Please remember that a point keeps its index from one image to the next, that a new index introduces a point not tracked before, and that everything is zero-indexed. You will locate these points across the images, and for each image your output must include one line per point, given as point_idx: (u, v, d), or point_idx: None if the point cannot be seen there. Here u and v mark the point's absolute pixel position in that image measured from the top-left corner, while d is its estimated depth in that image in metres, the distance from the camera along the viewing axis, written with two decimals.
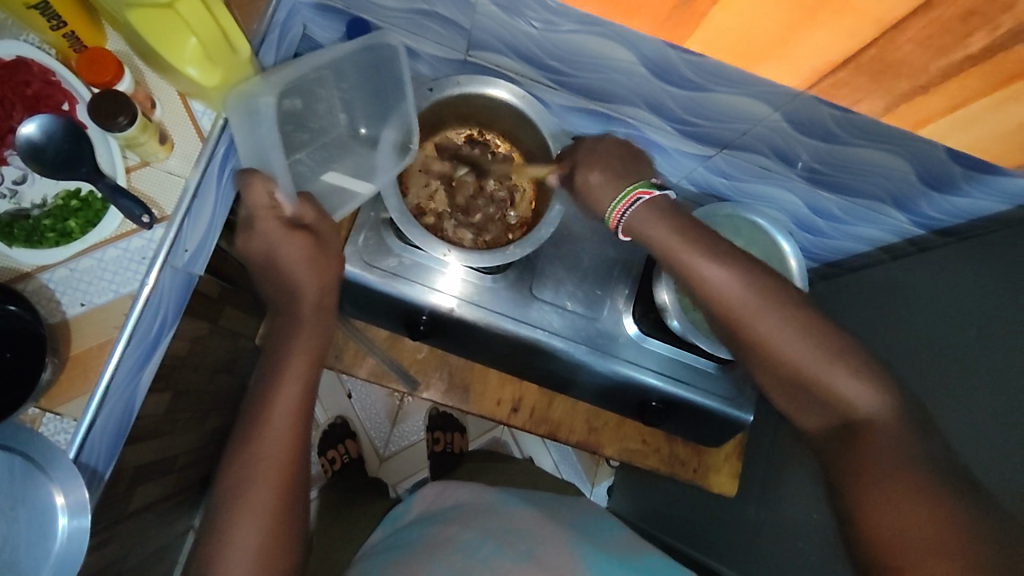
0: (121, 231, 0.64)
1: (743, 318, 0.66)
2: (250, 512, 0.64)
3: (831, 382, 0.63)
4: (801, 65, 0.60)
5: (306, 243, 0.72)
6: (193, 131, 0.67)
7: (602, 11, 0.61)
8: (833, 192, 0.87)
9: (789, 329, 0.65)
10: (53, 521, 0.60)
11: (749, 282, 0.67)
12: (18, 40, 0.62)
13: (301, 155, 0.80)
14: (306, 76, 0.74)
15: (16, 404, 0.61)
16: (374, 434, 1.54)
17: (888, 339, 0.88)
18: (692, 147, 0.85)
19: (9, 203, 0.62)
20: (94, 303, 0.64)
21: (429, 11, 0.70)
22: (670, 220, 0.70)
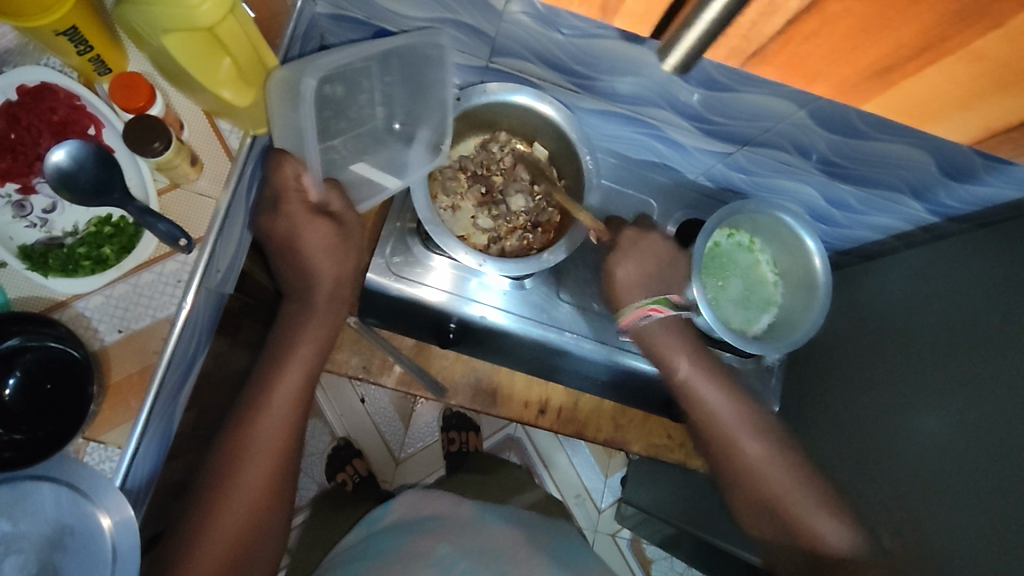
0: (156, 254, 0.64)
1: (738, 441, 0.78)
2: (241, 501, 0.70)
3: (808, 512, 0.73)
4: (969, 125, 0.65)
5: (329, 229, 0.73)
6: (221, 150, 0.67)
7: (784, 76, 0.64)
8: (850, 183, 0.87)
9: (780, 463, 0.77)
10: (104, 548, 0.60)
11: (734, 402, 0.81)
12: (41, 65, 0.60)
13: (335, 143, 0.80)
14: (353, 65, 0.75)
15: (61, 436, 0.60)
16: (388, 437, 1.54)
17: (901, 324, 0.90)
18: (714, 145, 0.85)
19: (41, 232, 0.61)
20: (131, 329, 0.63)
21: (453, 19, 0.70)
22: (682, 347, 0.82)
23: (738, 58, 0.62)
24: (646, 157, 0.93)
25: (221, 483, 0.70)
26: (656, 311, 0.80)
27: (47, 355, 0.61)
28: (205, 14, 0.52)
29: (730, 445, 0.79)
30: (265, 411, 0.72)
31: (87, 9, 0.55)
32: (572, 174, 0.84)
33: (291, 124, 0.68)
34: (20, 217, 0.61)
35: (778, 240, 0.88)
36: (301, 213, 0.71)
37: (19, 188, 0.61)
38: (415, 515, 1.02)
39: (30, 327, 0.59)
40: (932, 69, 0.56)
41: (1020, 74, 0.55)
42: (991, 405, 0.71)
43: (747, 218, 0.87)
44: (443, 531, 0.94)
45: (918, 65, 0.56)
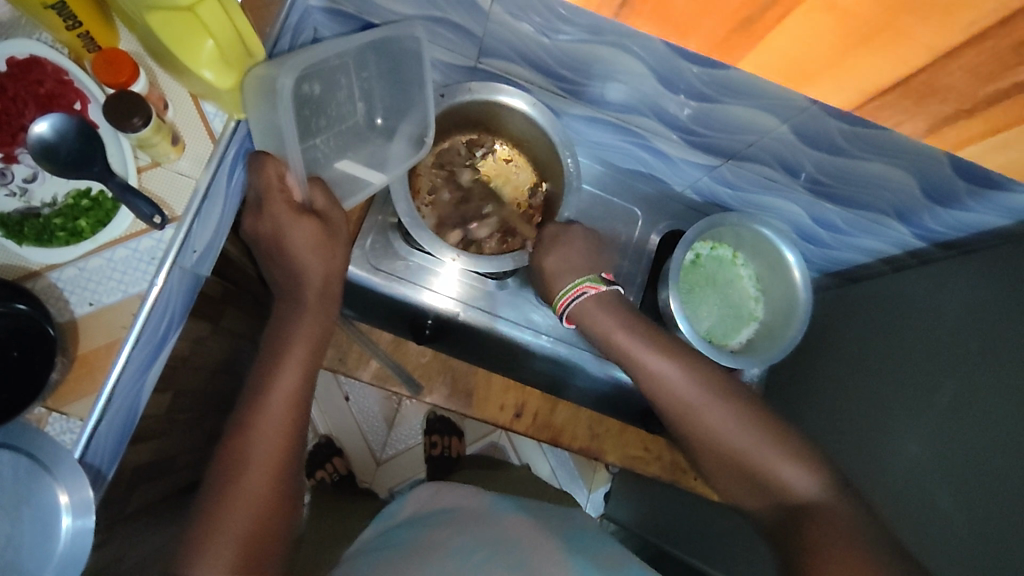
0: (132, 231, 0.64)
1: (695, 406, 0.70)
2: (244, 504, 0.63)
3: (774, 464, 0.66)
4: (852, 89, 0.61)
5: (314, 228, 0.74)
6: (205, 132, 0.67)
7: (658, 28, 0.61)
8: (835, 203, 0.87)
9: (735, 418, 0.68)
10: (57, 520, 0.60)
11: (684, 363, 0.72)
12: (32, 39, 0.62)
13: (316, 141, 0.78)
14: (327, 61, 0.74)
15: (23, 404, 0.61)
16: (370, 438, 1.53)
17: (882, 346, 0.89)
18: (700, 157, 0.85)
19: (19, 201, 0.62)
20: (102, 303, 0.63)
21: (442, 18, 0.71)
22: (620, 317, 0.75)
23: (609, 7, 0.60)
24: (635, 168, 0.93)
25: (220, 489, 0.64)
26: (591, 288, 0.75)
27: (15, 323, 0.61)
28: None
29: (685, 411, 0.70)
30: (264, 410, 0.69)
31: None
32: (553, 176, 0.85)
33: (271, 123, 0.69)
34: (0, 185, 0.62)
35: (760, 254, 0.87)
36: (280, 205, 0.72)
37: (1, 157, 0.62)
38: (427, 509, 1.01)
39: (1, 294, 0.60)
40: (789, 17, 0.52)
41: (877, 19, 0.51)
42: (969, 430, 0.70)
43: (731, 230, 0.86)
44: (457, 523, 0.92)
45: (775, 12, 0.52)
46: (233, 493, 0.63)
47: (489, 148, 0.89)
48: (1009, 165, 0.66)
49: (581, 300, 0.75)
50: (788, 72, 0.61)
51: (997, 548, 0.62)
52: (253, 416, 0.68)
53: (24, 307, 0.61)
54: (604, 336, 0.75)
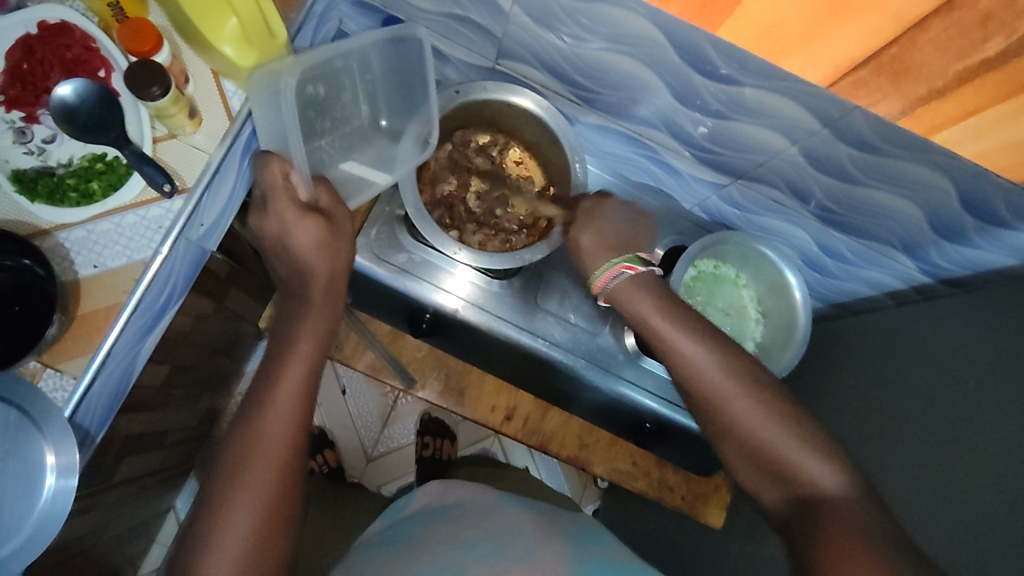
0: (142, 198, 0.65)
1: (724, 393, 0.67)
2: (250, 501, 0.63)
3: (798, 456, 0.63)
4: (825, 62, 0.57)
5: (317, 229, 0.72)
6: (222, 110, 0.69)
7: None
8: (842, 231, 0.87)
9: (763, 409, 0.66)
10: (40, 478, 0.60)
11: (717, 349, 0.69)
12: (65, 6, 0.64)
13: (322, 143, 0.81)
14: (332, 64, 0.75)
15: (18, 357, 0.62)
16: (363, 433, 1.53)
17: (882, 379, 0.88)
18: (709, 175, 0.86)
19: (36, 159, 0.64)
20: (107, 266, 0.64)
21: (463, 17, 0.73)
22: (656, 301, 0.72)
23: None
24: (644, 180, 0.94)
25: (224, 486, 0.64)
26: (627, 267, 0.75)
27: (20, 278, 0.63)
28: None
29: (713, 400, 0.68)
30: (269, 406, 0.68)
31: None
32: (561, 183, 0.85)
33: (274, 124, 0.70)
34: (20, 143, 0.64)
35: (763, 277, 0.88)
36: (284, 201, 0.71)
37: (23, 117, 0.64)
38: (437, 505, 1.02)
39: (9, 248, 0.62)
40: None
41: None
42: (966, 468, 0.69)
43: (736, 249, 0.87)
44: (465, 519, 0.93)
45: None
46: (237, 490, 0.63)
47: (502, 150, 0.89)
48: (978, 156, 0.62)
49: (615, 283, 0.74)
50: (756, 44, 0.58)
51: None
52: (257, 413, 0.68)
53: (30, 263, 0.62)
54: (639, 316, 0.73)
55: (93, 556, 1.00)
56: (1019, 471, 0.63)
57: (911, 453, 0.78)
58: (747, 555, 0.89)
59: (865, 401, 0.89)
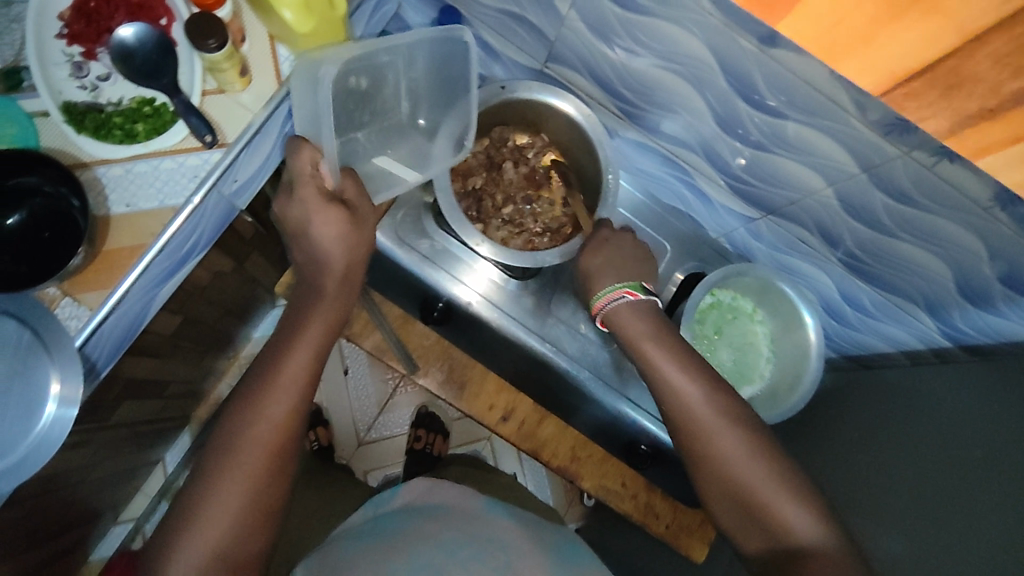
0: (182, 146, 0.67)
1: (710, 429, 0.65)
2: (236, 480, 0.63)
3: (776, 499, 0.62)
4: (877, 70, 0.50)
5: (340, 217, 0.69)
6: (273, 73, 0.70)
7: None
8: (867, 281, 0.86)
9: (749, 449, 0.64)
10: (43, 401, 0.61)
11: (702, 383, 0.68)
12: None
13: (358, 135, 0.79)
14: (378, 56, 0.73)
15: (39, 281, 0.62)
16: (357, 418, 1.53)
17: (887, 437, 0.86)
18: (740, 206, 0.85)
19: (88, 95, 0.66)
20: (138, 207, 0.65)
21: (520, 15, 0.74)
22: (655, 333, 0.71)
23: None
24: (675, 205, 0.94)
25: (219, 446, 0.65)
26: (629, 293, 0.74)
27: (54, 204, 0.64)
28: None
29: (697, 437, 0.66)
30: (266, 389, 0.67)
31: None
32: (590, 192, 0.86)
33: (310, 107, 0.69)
34: (75, 77, 0.65)
35: (778, 314, 0.86)
36: (310, 186, 0.69)
37: (82, 52, 0.65)
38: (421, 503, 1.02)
39: (48, 172, 0.62)
40: None
41: None
42: (960, 537, 0.67)
43: (757, 283, 0.85)
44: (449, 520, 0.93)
45: None
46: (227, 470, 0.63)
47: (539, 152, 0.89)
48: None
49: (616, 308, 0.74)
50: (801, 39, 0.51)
51: None
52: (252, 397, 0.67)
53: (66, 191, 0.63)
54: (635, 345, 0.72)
55: (79, 492, 1.00)
56: (1017, 548, 0.62)
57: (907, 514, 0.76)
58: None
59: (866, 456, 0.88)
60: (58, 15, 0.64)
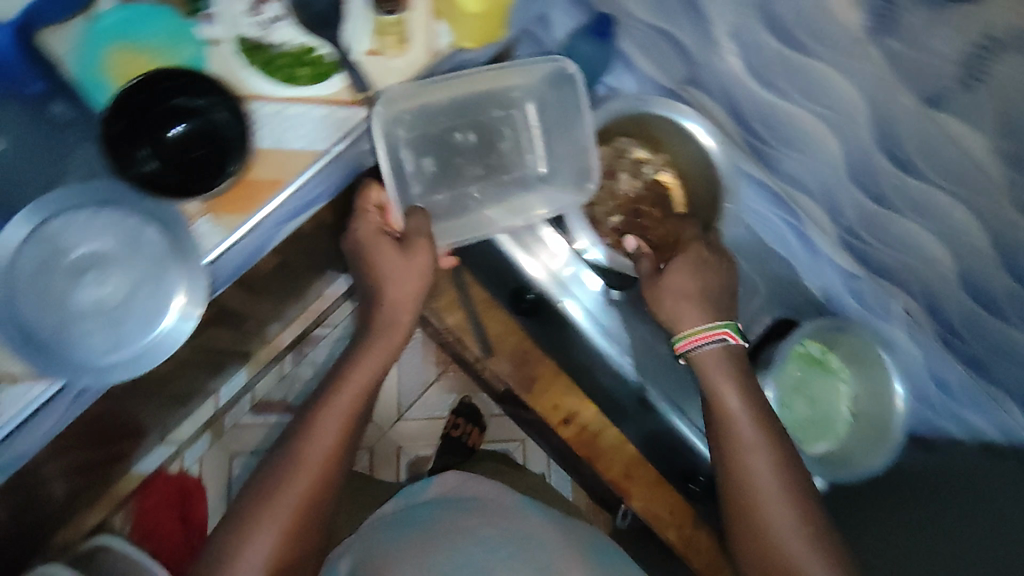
0: (336, 97, 0.70)
1: (761, 492, 0.68)
2: (330, 416, 0.73)
3: (805, 564, 0.65)
4: None
5: (392, 250, 0.78)
6: (426, 46, 0.73)
7: None
8: (964, 363, 0.83)
9: (780, 483, 0.68)
10: (170, 301, 0.65)
11: (766, 452, 0.70)
12: None
13: (472, 189, 0.87)
14: (473, 104, 0.83)
15: (183, 195, 0.65)
16: (398, 395, 1.54)
17: (959, 526, 0.83)
18: (845, 259, 0.85)
19: (258, 34, 0.69)
20: (285, 145, 0.69)
21: (670, 33, 0.76)
22: (734, 385, 0.73)
23: None
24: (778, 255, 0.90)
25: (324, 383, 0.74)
26: (728, 335, 0.75)
27: (208, 124, 0.68)
28: None
29: (747, 501, 0.69)
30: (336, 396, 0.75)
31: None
32: (701, 210, 0.85)
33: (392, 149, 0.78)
34: (252, 16, 0.69)
35: (866, 378, 0.85)
36: (373, 223, 0.79)
37: None
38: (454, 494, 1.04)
39: (212, 94, 0.67)
40: None
41: None
42: None
43: (849, 341, 0.85)
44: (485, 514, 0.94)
45: None
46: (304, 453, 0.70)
47: (654, 170, 0.85)
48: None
49: (701, 346, 0.74)
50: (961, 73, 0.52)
51: None
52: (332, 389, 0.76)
53: (223, 115, 0.67)
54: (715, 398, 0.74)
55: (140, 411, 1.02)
56: None
57: None
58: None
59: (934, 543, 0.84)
60: None
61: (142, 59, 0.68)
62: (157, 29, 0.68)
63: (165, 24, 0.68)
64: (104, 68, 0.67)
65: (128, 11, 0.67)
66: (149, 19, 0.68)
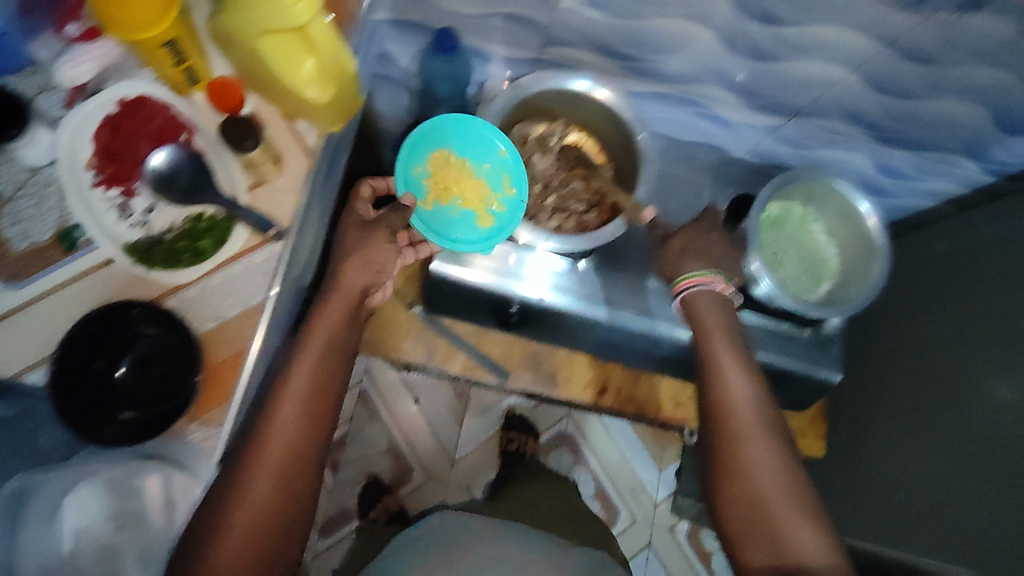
0: (245, 246, 0.69)
1: (757, 434, 0.68)
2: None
3: (788, 481, 0.65)
4: None
5: None
6: (299, 148, 0.72)
7: None
8: (900, 147, 0.89)
9: (753, 388, 0.71)
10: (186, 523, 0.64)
11: (736, 361, 0.73)
12: (139, 79, 0.68)
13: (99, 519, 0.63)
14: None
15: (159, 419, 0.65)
16: (404, 422, 1.41)
17: (968, 323, 0.90)
18: (760, 118, 0.88)
19: (141, 231, 0.67)
20: (225, 316, 0.68)
21: (512, 13, 0.75)
22: (722, 333, 0.75)
23: None
24: (693, 138, 0.96)
25: None
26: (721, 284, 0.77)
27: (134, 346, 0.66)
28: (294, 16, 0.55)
29: (736, 458, 0.67)
30: None
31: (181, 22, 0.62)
32: (625, 156, 0.82)
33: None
34: (124, 218, 0.67)
35: (831, 208, 0.89)
36: None
37: (123, 192, 0.67)
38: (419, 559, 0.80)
39: (133, 315, 0.65)
40: None
41: None
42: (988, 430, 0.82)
43: (802, 188, 0.89)
44: None
45: None
46: None
47: (558, 137, 0.86)
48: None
49: (694, 293, 0.77)
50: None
51: None
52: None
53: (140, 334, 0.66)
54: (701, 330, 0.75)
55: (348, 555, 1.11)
56: None
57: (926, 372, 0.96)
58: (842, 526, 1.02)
59: (954, 339, 0.92)
60: (88, 166, 0.66)
61: (460, 178, 0.79)
62: (485, 151, 0.79)
63: (497, 152, 0.79)
64: (422, 170, 0.78)
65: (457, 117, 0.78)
66: (472, 135, 0.79)
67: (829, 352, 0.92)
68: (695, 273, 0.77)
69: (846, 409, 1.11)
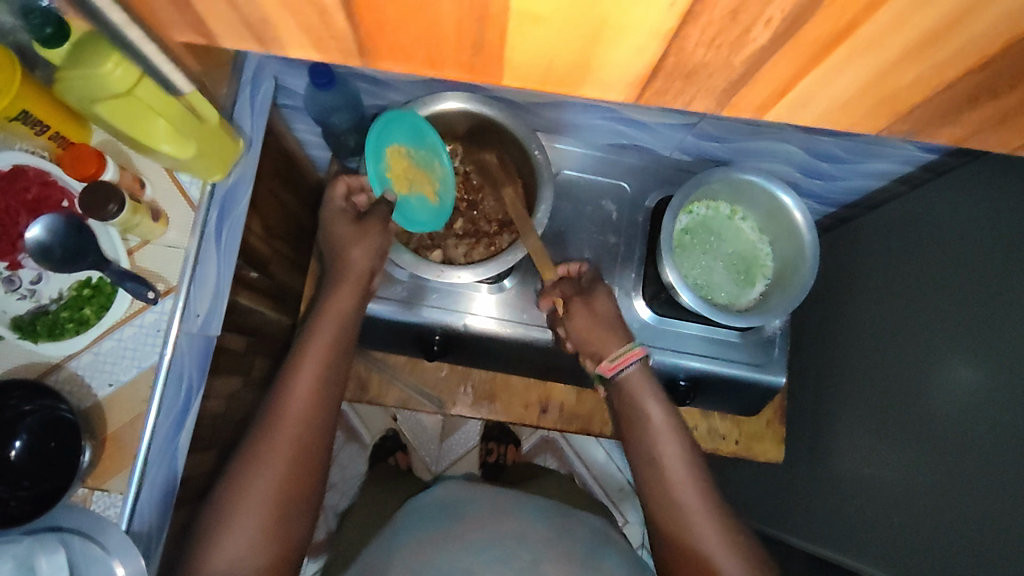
0: (133, 309, 0.69)
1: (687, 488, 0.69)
2: None
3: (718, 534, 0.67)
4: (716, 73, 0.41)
5: None
6: (184, 202, 0.73)
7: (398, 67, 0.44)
8: (829, 134, 0.84)
9: (682, 443, 0.71)
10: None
11: (671, 425, 0.72)
12: (12, 149, 0.67)
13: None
14: None
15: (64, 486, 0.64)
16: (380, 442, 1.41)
17: (917, 312, 0.85)
18: (673, 117, 0.83)
19: (31, 302, 0.67)
20: (120, 381, 0.68)
21: None
22: (653, 392, 0.74)
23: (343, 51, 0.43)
24: (615, 141, 0.92)
25: None
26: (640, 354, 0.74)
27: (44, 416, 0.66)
28: (117, 82, 0.53)
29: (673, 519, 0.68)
30: None
31: (39, 92, 0.60)
32: (527, 174, 0.81)
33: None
34: (11, 291, 0.67)
35: (758, 207, 0.86)
36: None
37: (7, 265, 0.67)
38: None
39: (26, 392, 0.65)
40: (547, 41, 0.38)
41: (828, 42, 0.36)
42: (936, 428, 0.78)
43: (722, 184, 0.84)
44: None
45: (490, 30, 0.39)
46: None
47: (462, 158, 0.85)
48: (839, 112, 0.44)
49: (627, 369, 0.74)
50: (665, 70, 0.41)
51: (995, 510, 0.67)
52: None
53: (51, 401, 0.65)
54: (636, 408, 0.73)
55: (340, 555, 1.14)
56: (1009, 422, 0.68)
57: (880, 366, 0.91)
58: (800, 526, 1.01)
59: (905, 330, 0.87)
60: None
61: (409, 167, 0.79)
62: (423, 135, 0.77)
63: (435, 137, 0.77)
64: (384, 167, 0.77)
65: (408, 117, 0.76)
66: (412, 122, 0.76)
67: (771, 354, 0.90)
68: (622, 349, 0.74)
69: (810, 404, 1.08)
